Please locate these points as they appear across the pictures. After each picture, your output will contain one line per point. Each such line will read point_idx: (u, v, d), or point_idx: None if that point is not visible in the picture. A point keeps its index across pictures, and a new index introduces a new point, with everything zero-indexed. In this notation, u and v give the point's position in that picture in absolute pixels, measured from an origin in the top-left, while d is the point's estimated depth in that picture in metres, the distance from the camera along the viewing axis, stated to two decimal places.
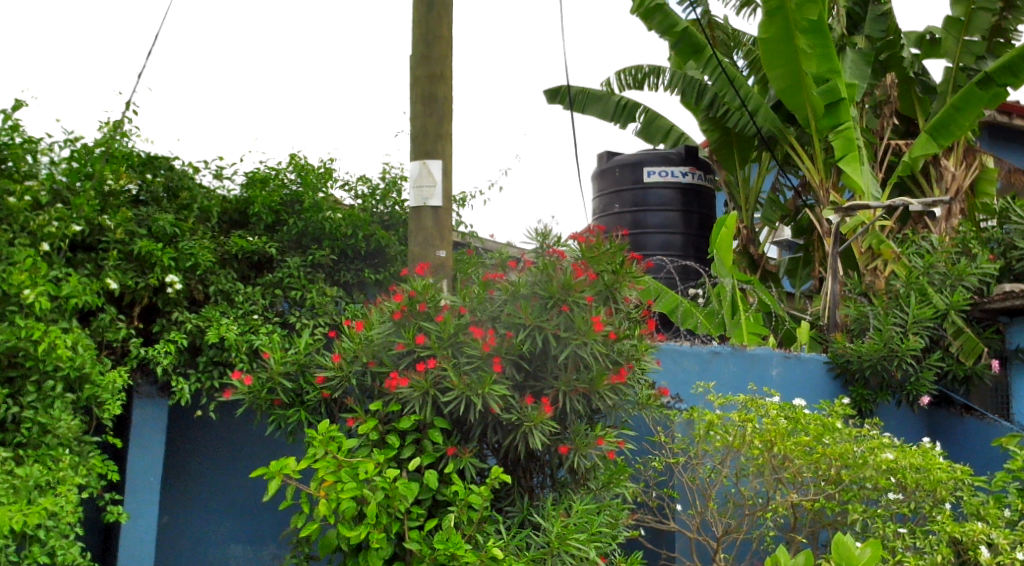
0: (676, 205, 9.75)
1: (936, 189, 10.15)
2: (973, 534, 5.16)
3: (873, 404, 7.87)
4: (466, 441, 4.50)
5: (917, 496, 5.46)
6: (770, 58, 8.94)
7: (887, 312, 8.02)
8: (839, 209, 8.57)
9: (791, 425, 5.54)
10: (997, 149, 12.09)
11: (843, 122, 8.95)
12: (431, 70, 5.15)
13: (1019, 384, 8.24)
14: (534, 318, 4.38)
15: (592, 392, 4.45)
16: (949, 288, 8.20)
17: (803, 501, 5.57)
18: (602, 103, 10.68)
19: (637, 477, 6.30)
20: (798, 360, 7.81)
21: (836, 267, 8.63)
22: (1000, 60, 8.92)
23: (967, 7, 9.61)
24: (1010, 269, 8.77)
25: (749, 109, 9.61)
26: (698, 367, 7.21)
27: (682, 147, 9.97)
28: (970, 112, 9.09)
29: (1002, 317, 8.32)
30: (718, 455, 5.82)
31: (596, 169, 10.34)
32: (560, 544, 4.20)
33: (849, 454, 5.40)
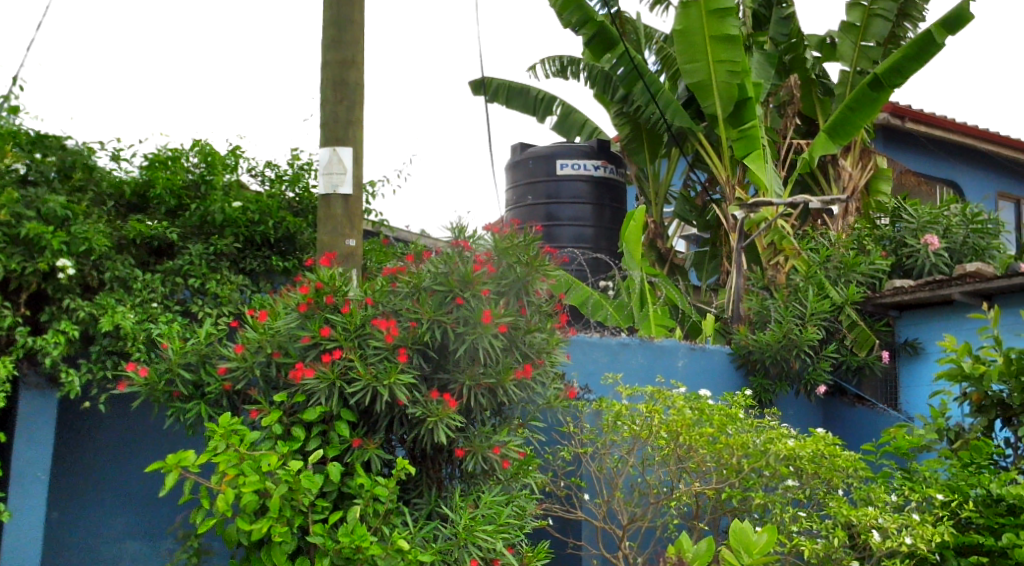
0: (588, 198, 9.86)
1: (834, 188, 10.54)
2: (865, 518, 5.38)
3: (773, 395, 8.11)
4: (372, 433, 4.46)
5: (812, 484, 5.68)
6: (684, 50, 9.16)
7: (787, 305, 8.30)
8: (744, 205, 8.82)
9: (695, 415, 5.64)
10: (891, 151, 12.59)
11: (748, 121, 9.33)
12: (341, 55, 5.06)
13: (908, 375, 8.61)
14: (433, 312, 4.38)
15: (498, 388, 4.47)
16: (842, 281, 8.62)
17: (705, 490, 5.72)
18: (523, 96, 10.73)
19: (545, 467, 6.33)
20: (703, 351, 8.00)
21: (740, 262, 8.85)
22: (888, 62, 9.28)
23: (864, 13, 10.01)
24: (900, 265, 9.24)
25: (659, 105, 9.76)
26: (607, 358, 7.32)
27: (594, 141, 10.11)
28: (865, 112, 9.45)
29: (892, 311, 8.69)
30: (624, 445, 5.93)
31: (510, 161, 10.36)
32: (467, 535, 4.20)
33: (749, 443, 5.57)
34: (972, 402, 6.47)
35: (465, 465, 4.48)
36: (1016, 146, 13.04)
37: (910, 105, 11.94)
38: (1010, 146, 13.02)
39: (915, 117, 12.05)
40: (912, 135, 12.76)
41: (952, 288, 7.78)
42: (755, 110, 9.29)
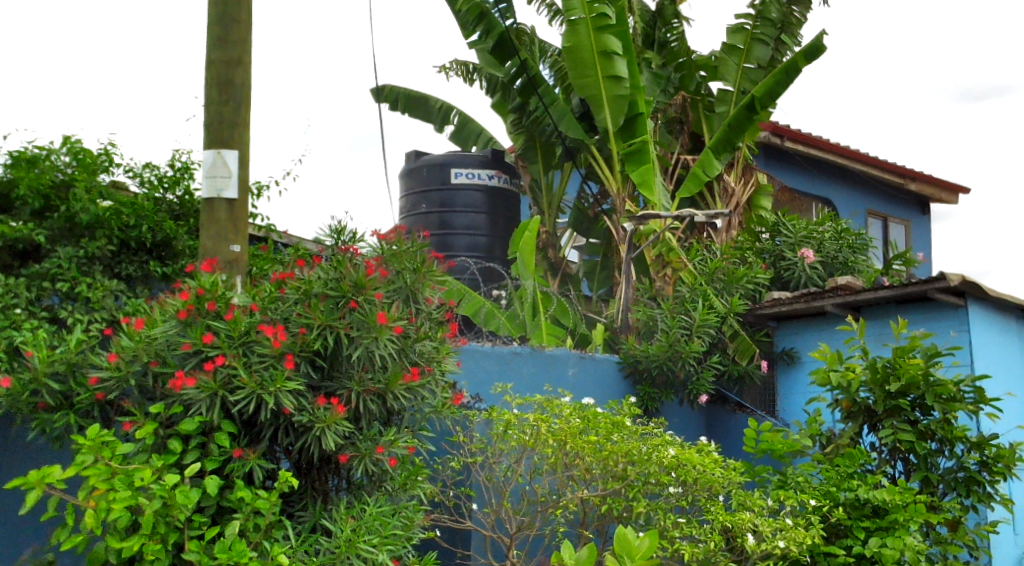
0: (483, 207, 9.89)
1: (718, 203, 10.89)
2: (741, 522, 5.58)
3: (659, 403, 8.31)
4: (255, 444, 4.34)
5: (693, 490, 5.83)
6: (574, 66, 9.34)
7: (673, 315, 8.52)
8: (634, 217, 9.02)
9: (583, 423, 5.72)
10: (772, 168, 13.13)
11: (640, 135, 9.55)
12: (226, 54, 4.93)
13: (785, 384, 8.94)
14: (325, 317, 4.31)
15: (387, 393, 4.43)
16: (727, 293, 8.91)
17: (592, 498, 5.80)
18: (423, 105, 10.71)
19: (434, 477, 6.29)
20: (592, 360, 8.14)
21: (628, 273, 9.13)
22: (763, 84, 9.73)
23: (746, 37, 10.47)
24: (779, 277, 9.68)
25: (553, 115, 9.89)
26: (498, 367, 7.40)
27: (489, 151, 10.15)
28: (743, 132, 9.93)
29: (772, 322, 9.06)
30: (514, 454, 5.93)
31: (403, 168, 10.29)
32: (348, 547, 4.13)
33: (636, 451, 5.68)
34: (842, 408, 6.80)
35: (355, 471, 4.40)
36: (885, 167, 13.81)
37: (788, 125, 12.50)
38: (879, 166, 13.77)
39: (793, 137, 12.61)
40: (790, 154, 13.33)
41: (825, 301, 8.17)
42: (646, 125, 9.52)
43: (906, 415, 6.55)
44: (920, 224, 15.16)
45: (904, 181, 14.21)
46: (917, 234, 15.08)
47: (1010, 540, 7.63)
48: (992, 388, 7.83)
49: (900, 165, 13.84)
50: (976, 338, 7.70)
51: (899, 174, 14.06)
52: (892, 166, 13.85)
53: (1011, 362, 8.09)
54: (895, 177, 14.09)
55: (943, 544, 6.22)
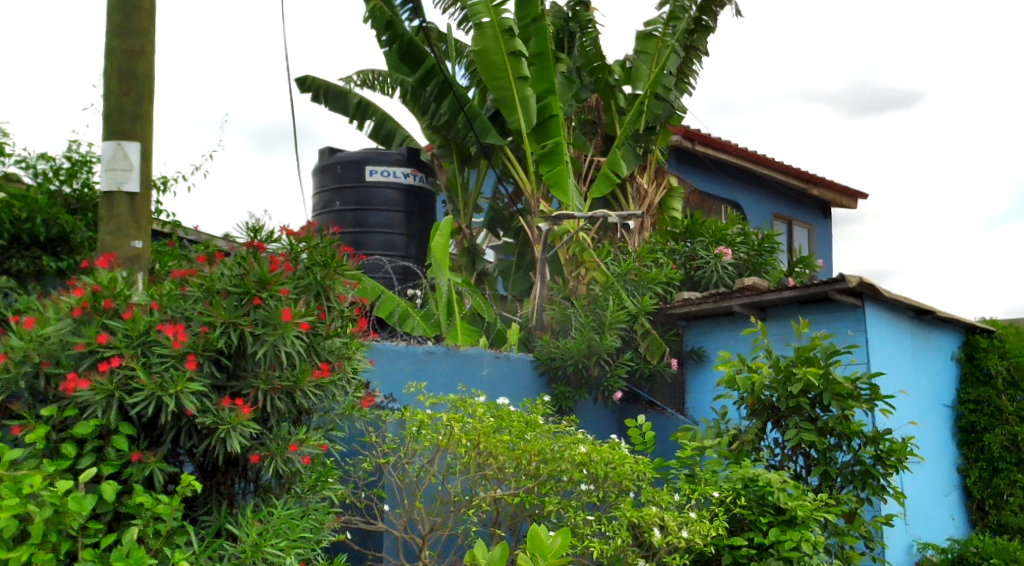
0: (398, 206, 9.81)
1: (632, 204, 11.03)
2: (648, 517, 5.68)
3: (572, 402, 8.36)
4: (155, 447, 4.20)
5: (605, 486, 5.89)
6: (487, 70, 9.38)
7: (587, 315, 8.62)
8: (548, 218, 9.06)
9: (496, 422, 5.72)
10: (684, 171, 13.41)
11: (554, 137, 9.60)
12: (128, 43, 4.75)
13: (694, 382, 9.14)
14: (227, 315, 4.21)
15: (295, 391, 4.32)
16: (639, 293, 9.01)
17: (504, 496, 5.81)
18: (341, 99, 10.55)
19: (345, 479, 6.19)
20: (506, 360, 8.16)
21: (543, 272, 9.19)
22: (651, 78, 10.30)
23: (658, 43, 10.66)
24: (689, 278, 9.89)
25: (467, 118, 9.89)
26: (412, 366, 7.36)
27: (405, 149, 10.05)
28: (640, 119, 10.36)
29: (681, 322, 9.24)
30: (426, 454, 5.87)
31: (317, 165, 10.13)
32: (254, 552, 4.03)
33: (548, 449, 5.72)
34: (747, 406, 6.99)
35: (264, 473, 4.30)
36: (790, 172, 14.27)
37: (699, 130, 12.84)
38: (785, 172, 14.22)
39: (704, 141, 12.97)
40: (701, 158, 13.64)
41: (732, 301, 8.37)
42: (559, 127, 9.58)
43: (806, 413, 6.77)
44: (822, 228, 15.68)
45: (807, 187, 14.70)
46: (820, 238, 15.60)
47: (901, 531, 7.99)
48: (886, 385, 8.18)
49: (804, 171, 14.32)
50: (872, 336, 8.02)
51: (803, 179, 14.54)
52: (797, 172, 14.32)
53: (903, 359, 8.44)
54: (799, 183, 14.57)
55: (840, 535, 6.42)
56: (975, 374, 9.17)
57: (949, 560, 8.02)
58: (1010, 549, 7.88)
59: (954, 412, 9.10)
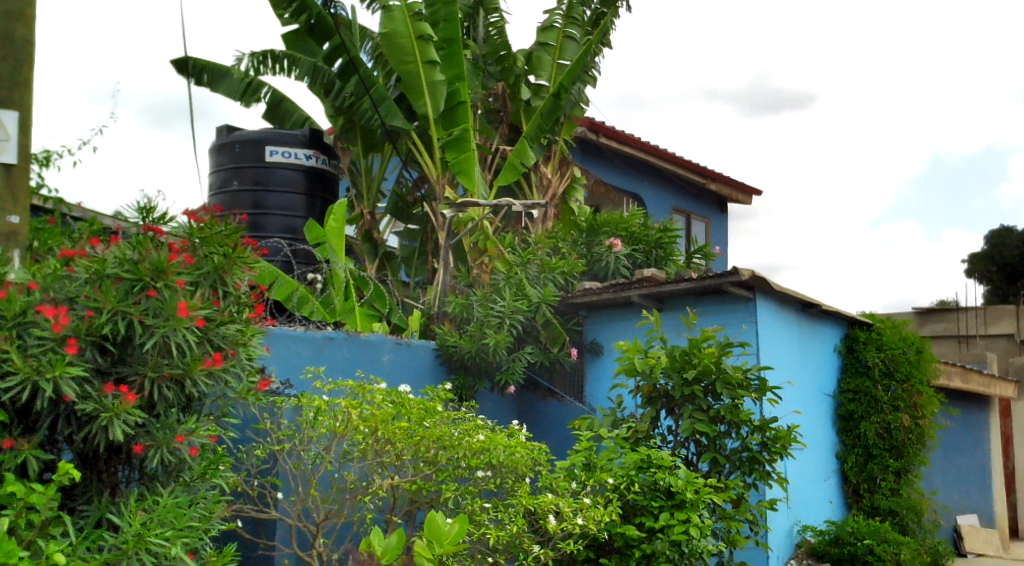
0: (299, 188, 9.60)
1: (535, 193, 11.08)
2: (544, 504, 5.76)
3: (472, 390, 8.37)
4: (30, 433, 4.02)
5: (502, 473, 5.91)
6: (393, 52, 9.29)
7: (489, 303, 8.65)
8: (452, 204, 9.00)
9: (395, 409, 5.66)
10: (588, 163, 13.59)
11: (460, 125, 9.58)
12: (7, 6, 4.49)
13: (594, 371, 9.30)
14: (117, 301, 4.03)
15: (185, 378, 4.20)
16: (541, 282, 9.09)
17: (402, 483, 5.75)
18: (227, 80, 10.24)
19: (238, 466, 6.03)
20: (407, 347, 8.11)
21: (446, 260, 9.13)
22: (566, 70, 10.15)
23: (559, 35, 10.84)
24: (589, 269, 10.03)
25: (372, 100, 9.74)
26: (310, 352, 7.24)
27: (308, 130, 9.82)
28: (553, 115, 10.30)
29: (582, 311, 9.35)
30: (323, 441, 5.75)
31: (215, 143, 9.82)
32: (136, 542, 3.87)
33: (447, 436, 5.67)
34: (643, 394, 7.15)
35: (148, 462, 4.15)
36: (690, 167, 14.63)
37: (603, 122, 13.09)
38: (685, 166, 14.58)
39: (608, 134, 13.26)
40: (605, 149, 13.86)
41: (631, 291, 8.57)
42: (467, 114, 9.58)
43: (699, 401, 6.98)
44: (719, 223, 16.09)
45: (705, 181, 15.11)
46: (716, 233, 16.00)
47: (783, 514, 8.35)
48: (774, 375, 8.48)
49: (703, 166, 14.71)
50: (761, 328, 8.30)
51: (702, 174, 14.94)
52: (696, 167, 14.70)
53: (791, 351, 8.76)
54: (698, 177, 14.96)
55: (727, 518, 6.63)
56: (855, 365, 9.55)
57: (827, 541, 8.41)
58: (881, 530, 8.32)
59: (835, 401, 9.50)
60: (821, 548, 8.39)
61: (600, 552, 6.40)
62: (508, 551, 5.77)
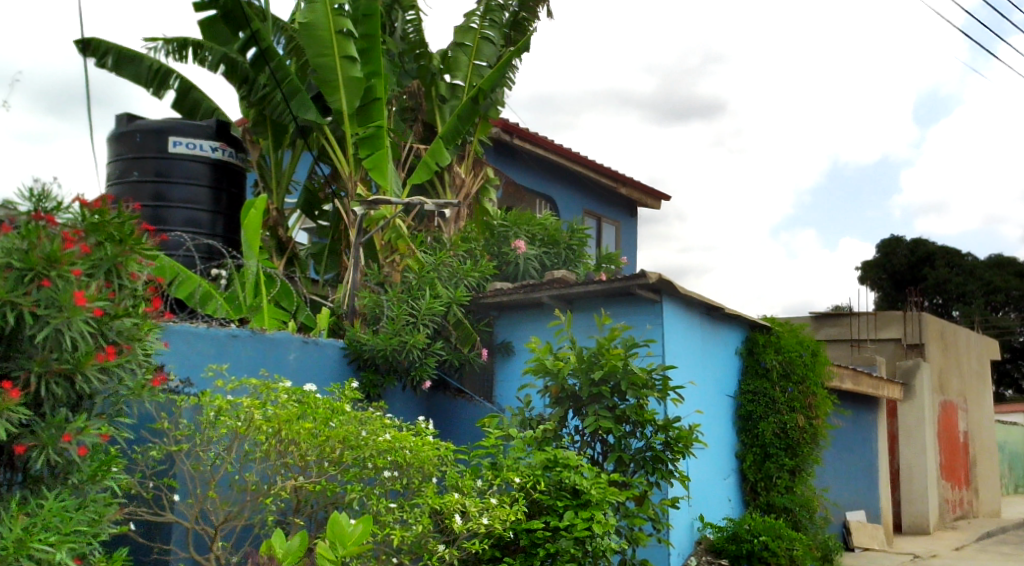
0: (204, 181, 9.37)
1: (448, 193, 11.08)
2: (450, 504, 5.75)
3: (381, 389, 8.31)
4: None
5: (409, 473, 5.89)
6: (311, 44, 9.17)
7: (400, 302, 8.64)
8: (364, 202, 8.90)
9: (300, 409, 5.58)
10: (501, 163, 13.68)
11: (375, 121, 9.48)
12: None
13: (503, 371, 9.35)
14: (7, 291, 3.86)
15: (75, 375, 4.06)
16: (453, 283, 9.11)
17: (305, 484, 5.66)
18: (135, 65, 9.95)
19: (132, 467, 5.84)
20: (314, 345, 8.01)
21: (357, 258, 9.00)
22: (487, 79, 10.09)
23: (476, 36, 10.78)
24: (501, 270, 10.10)
25: (284, 92, 9.57)
26: (212, 349, 7.07)
27: (214, 121, 9.58)
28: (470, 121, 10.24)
29: (493, 311, 9.40)
30: (223, 442, 5.61)
31: (114, 132, 9.48)
32: (18, 548, 3.70)
33: (353, 436, 5.63)
34: (551, 395, 7.27)
35: (32, 463, 3.99)
36: (601, 171, 14.85)
37: (517, 123, 13.21)
38: (596, 170, 14.79)
39: (522, 135, 13.36)
40: (518, 151, 13.95)
41: (542, 292, 8.66)
42: (382, 111, 9.48)
43: (605, 402, 7.10)
44: (628, 227, 16.35)
45: (616, 185, 15.37)
46: (625, 236, 16.25)
47: (684, 512, 8.56)
48: (679, 376, 8.68)
49: (615, 170, 14.95)
50: (667, 330, 8.49)
51: (613, 178, 15.19)
52: (608, 171, 14.93)
53: (694, 353, 8.99)
54: (609, 181, 15.20)
55: (631, 517, 6.75)
56: (754, 366, 9.83)
57: (725, 537, 8.65)
58: (776, 527, 8.63)
59: (735, 402, 9.76)
60: (720, 545, 8.63)
61: (505, 551, 6.43)
62: (412, 552, 5.77)
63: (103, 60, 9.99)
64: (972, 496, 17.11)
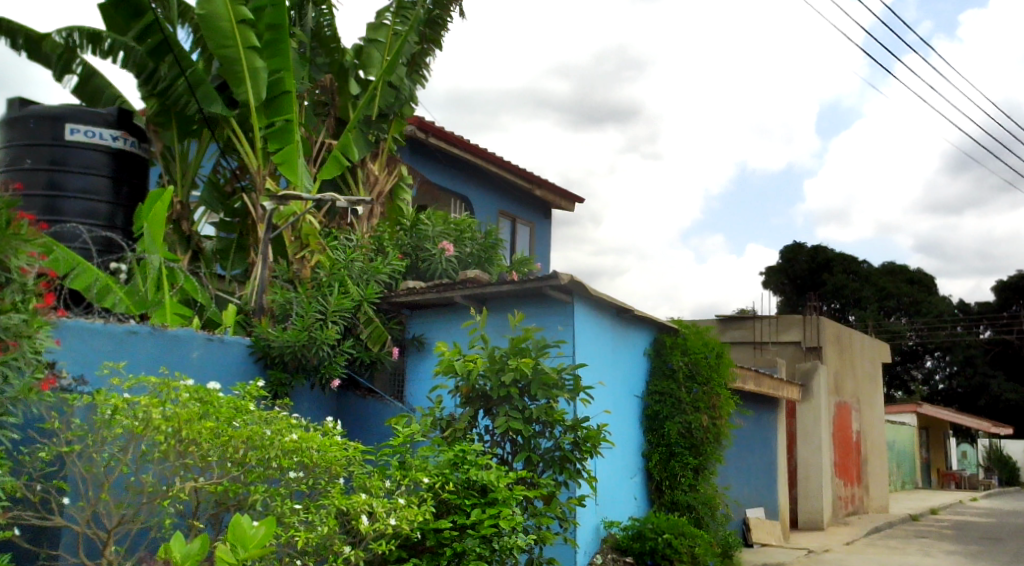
0: (103, 171, 9.02)
1: (361, 189, 10.91)
2: (357, 504, 5.67)
3: (288, 387, 8.12)
4: None
5: (315, 472, 5.79)
6: (217, 35, 8.92)
7: (309, 299, 8.53)
8: (274, 197, 8.67)
9: (201, 408, 5.41)
10: (416, 162, 13.67)
11: (285, 114, 9.34)
12: None
13: (414, 370, 9.27)
14: None
15: None
16: (364, 281, 9.02)
17: (206, 486, 5.49)
18: (40, 49, 9.72)
19: (18, 470, 5.57)
20: (219, 343, 7.80)
21: (266, 253, 8.75)
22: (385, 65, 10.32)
23: (388, 31, 10.73)
24: (414, 268, 10.04)
25: (189, 82, 9.29)
26: (108, 346, 6.83)
27: (115, 110, 9.24)
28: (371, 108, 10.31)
29: (405, 310, 9.34)
30: (118, 442, 5.39)
31: (5, 117, 9.03)
32: None
33: (257, 436, 5.50)
34: (462, 394, 7.23)
35: None
36: (516, 172, 14.93)
37: (432, 121, 13.20)
38: (512, 171, 14.86)
39: (438, 134, 13.38)
40: (433, 150, 13.95)
41: (454, 292, 8.65)
42: (291, 105, 9.33)
43: (515, 402, 7.11)
44: (543, 229, 16.45)
45: (531, 187, 15.47)
46: (539, 238, 16.33)
47: (591, 511, 8.67)
48: (588, 376, 8.78)
49: (529, 172, 15.03)
50: (578, 332, 8.57)
51: (528, 179, 15.28)
52: (523, 172, 15.00)
53: (603, 354, 9.09)
54: (524, 183, 15.29)
55: (538, 516, 6.77)
56: (661, 367, 10.01)
57: (630, 536, 8.80)
58: (678, 524, 8.83)
59: (643, 402, 9.91)
60: (625, 543, 8.77)
61: (412, 552, 6.36)
62: (317, 553, 5.66)
63: (14, 37, 9.79)
64: (863, 492, 17.85)
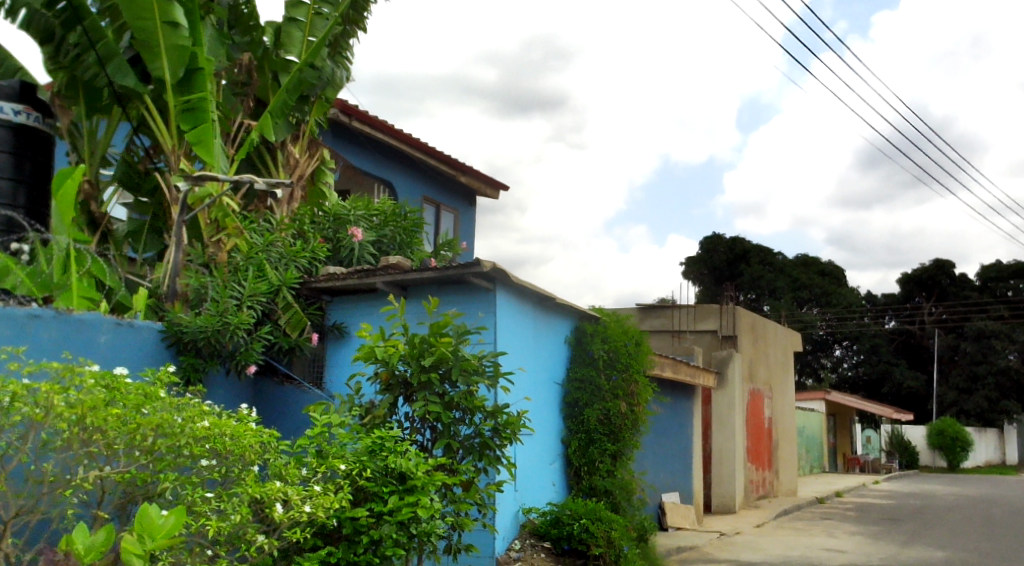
0: (4, 146, 8.60)
1: (281, 172, 10.66)
2: (272, 493, 5.56)
3: (202, 374, 7.86)
4: None
5: (228, 460, 5.64)
6: (133, 7, 8.56)
7: (225, 284, 8.38)
8: (188, 177, 8.27)
9: (108, 394, 5.23)
10: (338, 147, 13.51)
11: (199, 92, 9.06)
12: None
13: (334, 356, 9.14)
14: None
15: None
16: (283, 266, 8.93)
17: (112, 475, 5.30)
18: None
19: None
20: (129, 328, 7.55)
21: (179, 236, 8.42)
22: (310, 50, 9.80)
23: (307, 11, 10.44)
24: (334, 253, 9.89)
25: (99, 54, 8.95)
26: (9, 332, 6.55)
27: (18, 82, 8.91)
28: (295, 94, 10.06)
29: (325, 296, 9.21)
30: (16, 430, 5.14)
31: None
32: None
33: (168, 423, 5.35)
34: (382, 381, 7.15)
35: None
36: (441, 158, 14.85)
37: (355, 105, 13.03)
38: (436, 157, 14.77)
39: (361, 119, 13.23)
40: (357, 134, 13.79)
41: (375, 278, 8.56)
42: (205, 82, 9.08)
43: (435, 388, 7.07)
44: (468, 216, 16.41)
45: (456, 173, 15.41)
46: (464, 225, 16.24)
47: (509, 497, 8.74)
48: (510, 363, 8.80)
49: (454, 158, 14.96)
50: (500, 319, 8.58)
51: (452, 166, 15.22)
52: (447, 159, 14.93)
53: (524, 341, 9.12)
54: (448, 169, 15.22)
55: (456, 502, 6.76)
56: (582, 355, 10.09)
57: (548, 521, 8.88)
58: (596, 509, 8.91)
59: (563, 390, 9.98)
60: (543, 529, 8.84)
61: (328, 540, 6.28)
62: (230, 543, 5.52)
63: None
64: (773, 476, 18.40)
